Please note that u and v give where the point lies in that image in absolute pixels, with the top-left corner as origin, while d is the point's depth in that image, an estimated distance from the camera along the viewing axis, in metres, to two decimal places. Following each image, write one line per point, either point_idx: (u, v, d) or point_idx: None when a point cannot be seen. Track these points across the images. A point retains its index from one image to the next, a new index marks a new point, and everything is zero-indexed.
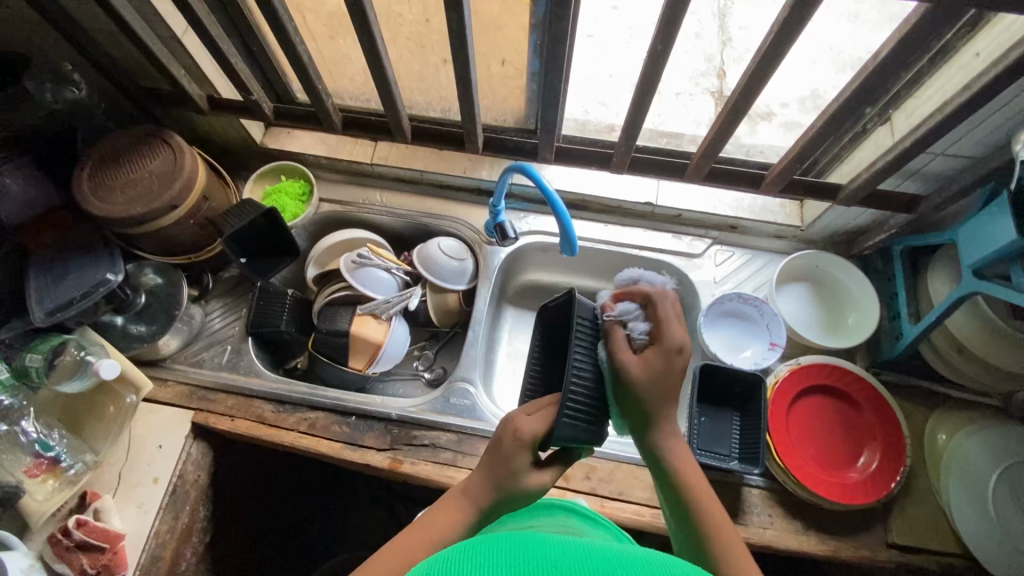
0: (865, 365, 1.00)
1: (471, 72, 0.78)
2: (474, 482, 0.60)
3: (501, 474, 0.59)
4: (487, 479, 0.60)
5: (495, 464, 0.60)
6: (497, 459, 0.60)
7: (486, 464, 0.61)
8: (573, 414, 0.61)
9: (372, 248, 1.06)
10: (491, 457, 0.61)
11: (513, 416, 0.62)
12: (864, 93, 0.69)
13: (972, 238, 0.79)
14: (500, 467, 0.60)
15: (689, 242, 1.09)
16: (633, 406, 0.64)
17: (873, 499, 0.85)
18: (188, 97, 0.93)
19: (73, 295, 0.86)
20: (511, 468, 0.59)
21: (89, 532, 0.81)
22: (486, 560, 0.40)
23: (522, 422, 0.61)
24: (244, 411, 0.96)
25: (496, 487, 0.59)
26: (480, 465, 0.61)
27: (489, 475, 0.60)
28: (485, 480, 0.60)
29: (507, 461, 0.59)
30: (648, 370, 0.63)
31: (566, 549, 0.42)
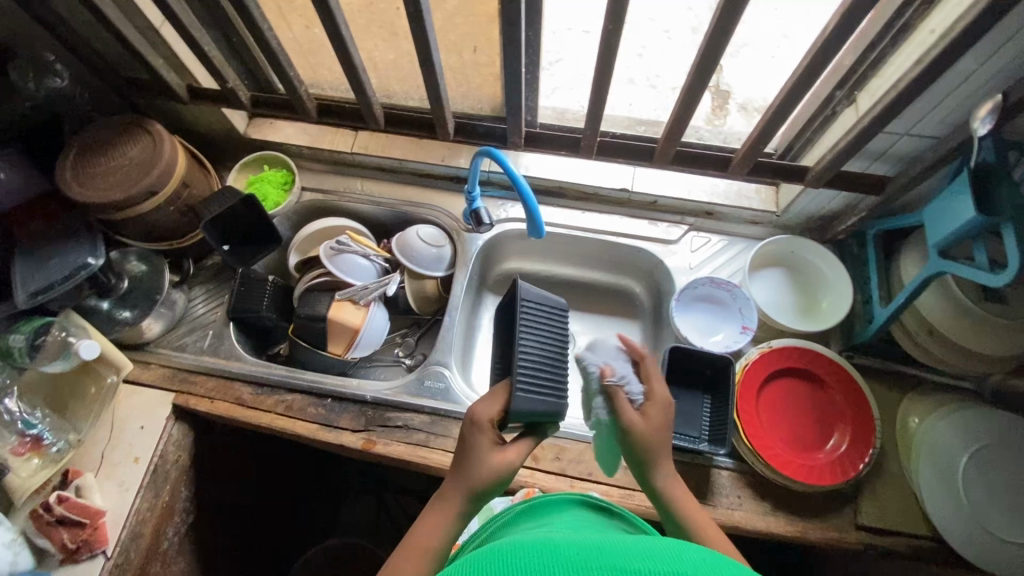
0: (839, 348, 1.00)
1: (434, 58, 0.80)
2: (450, 486, 0.60)
3: (471, 469, 0.60)
4: (462, 478, 0.60)
5: (464, 461, 0.60)
6: (465, 456, 0.61)
7: (457, 467, 0.61)
8: (527, 387, 0.64)
9: (352, 235, 1.08)
10: (458, 456, 0.61)
11: (469, 412, 0.63)
12: (817, 69, 0.70)
13: (937, 218, 0.79)
14: (469, 462, 0.60)
15: (665, 228, 1.10)
16: (630, 452, 0.66)
17: (840, 480, 0.85)
18: (167, 86, 0.96)
19: (54, 278, 0.89)
20: (476, 451, 0.60)
21: (70, 507, 0.84)
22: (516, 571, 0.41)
23: (479, 411, 0.62)
24: (223, 393, 0.98)
25: (471, 482, 0.59)
26: (452, 470, 0.61)
27: (461, 474, 0.60)
28: (460, 480, 0.60)
29: (472, 448, 0.60)
30: (649, 426, 0.66)
31: (576, 548, 0.43)
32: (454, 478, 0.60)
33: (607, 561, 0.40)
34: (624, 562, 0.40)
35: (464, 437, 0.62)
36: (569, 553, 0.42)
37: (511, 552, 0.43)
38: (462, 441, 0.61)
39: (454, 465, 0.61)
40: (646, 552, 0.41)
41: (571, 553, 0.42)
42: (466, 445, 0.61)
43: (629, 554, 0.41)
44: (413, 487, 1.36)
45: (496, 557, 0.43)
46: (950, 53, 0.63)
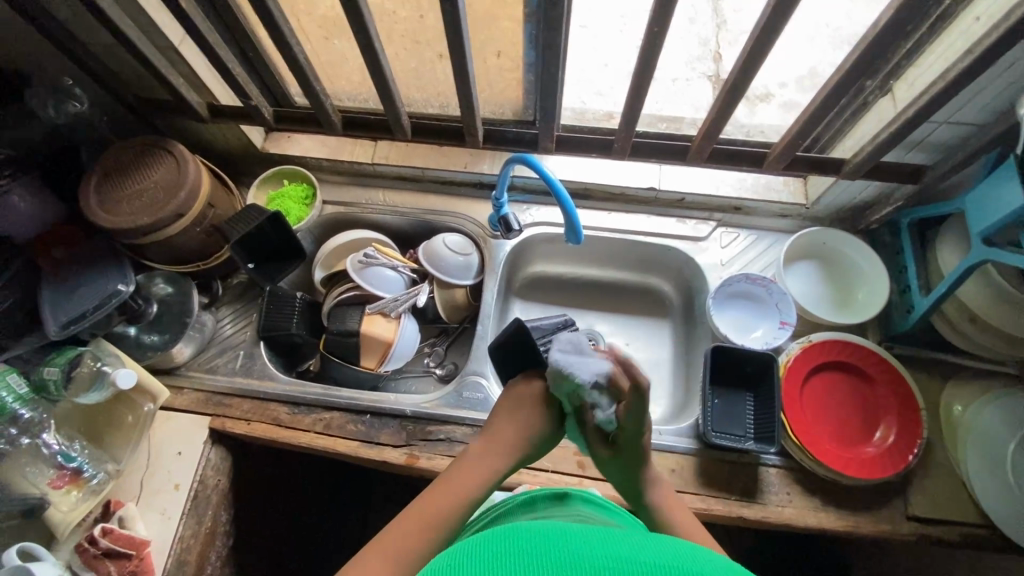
0: (877, 339, 0.99)
1: (468, 65, 0.78)
2: (499, 433, 0.68)
3: (521, 422, 0.69)
4: (515, 430, 0.68)
5: (518, 417, 0.69)
6: (519, 409, 0.70)
7: (508, 417, 0.69)
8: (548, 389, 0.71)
9: (378, 247, 1.07)
10: (510, 409, 0.70)
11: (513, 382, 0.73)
12: (866, 61, 0.69)
13: (979, 205, 0.79)
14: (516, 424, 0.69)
15: (694, 225, 1.09)
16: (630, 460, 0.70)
17: (891, 473, 0.85)
18: (188, 105, 0.94)
19: (86, 308, 0.87)
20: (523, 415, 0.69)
21: (115, 539, 0.82)
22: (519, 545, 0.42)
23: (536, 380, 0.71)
24: (260, 414, 0.96)
25: (520, 437, 0.68)
26: (500, 417, 0.70)
27: (514, 426, 0.69)
28: (510, 431, 0.68)
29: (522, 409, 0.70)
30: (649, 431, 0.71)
31: (581, 540, 0.43)
32: (505, 428, 0.68)
33: (616, 551, 0.40)
34: (634, 554, 0.40)
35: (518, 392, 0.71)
36: (576, 543, 0.42)
37: (516, 538, 0.43)
38: (515, 405, 0.70)
39: (505, 415, 0.70)
40: (647, 547, 0.41)
41: (578, 541, 0.42)
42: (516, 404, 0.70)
43: (635, 547, 0.41)
44: None
45: (498, 544, 0.43)
46: (1004, 42, 0.62)
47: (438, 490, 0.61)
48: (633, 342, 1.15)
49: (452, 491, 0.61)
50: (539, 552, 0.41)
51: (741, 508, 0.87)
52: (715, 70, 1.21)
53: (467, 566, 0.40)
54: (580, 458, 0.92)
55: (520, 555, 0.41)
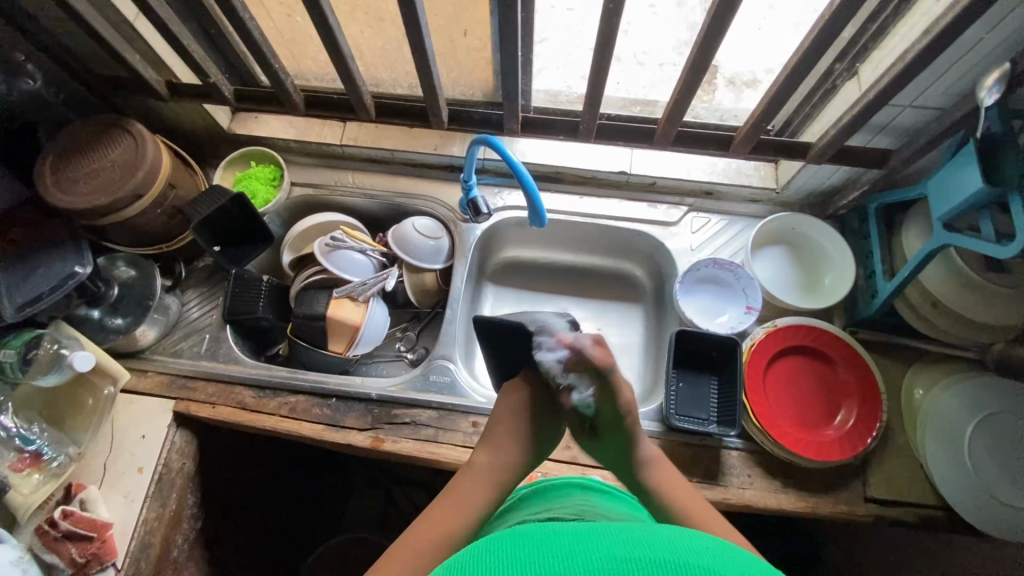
0: (842, 324, 1.00)
1: (426, 43, 0.77)
2: (503, 445, 0.70)
3: (523, 432, 0.71)
4: (519, 437, 0.71)
5: (521, 423, 0.72)
6: (517, 420, 0.72)
7: (512, 424, 0.72)
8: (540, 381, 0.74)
9: (347, 231, 1.05)
10: (511, 421, 0.72)
11: (506, 389, 0.76)
12: (823, 44, 0.69)
13: (941, 190, 0.78)
14: (521, 428, 0.71)
15: (665, 210, 1.09)
16: (618, 434, 0.72)
17: (849, 456, 0.86)
18: (147, 83, 0.92)
19: (42, 289, 0.85)
20: (528, 417, 0.72)
21: (76, 522, 0.82)
22: (514, 553, 0.43)
23: (516, 388, 0.75)
24: (225, 398, 0.96)
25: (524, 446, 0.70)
26: (504, 424, 0.72)
27: (517, 437, 0.71)
28: (514, 442, 0.70)
29: (523, 410, 0.73)
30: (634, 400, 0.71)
31: (573, 539, 0.44)
32: (509, 437, 0.70)
33: (610, 551, 0.41)
34: (627, 552, 0.41)
35: (518, 398, 0.74)
36: (569, 543, 0.43)
37: (513, 546, 0.44)
38: (519, 407, 0.73)
39: (505, 425, 0.72)
40: (637, 540, 0.43)
41: (572, 542, 0.43)
42: (519, 406, 0.73)
43: (630, 543, 0.43)
44: (420, 479, 1.34)
45: (496, 553, 0.43)
46: (960, 22, 0.62)
47: (446, 504, 0.62)
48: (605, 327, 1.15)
49: (462, 504, 0.62)
50: (535, 559, 0.41)
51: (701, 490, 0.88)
52: None
53: None
54: None
55: (516, 563, 0.41)
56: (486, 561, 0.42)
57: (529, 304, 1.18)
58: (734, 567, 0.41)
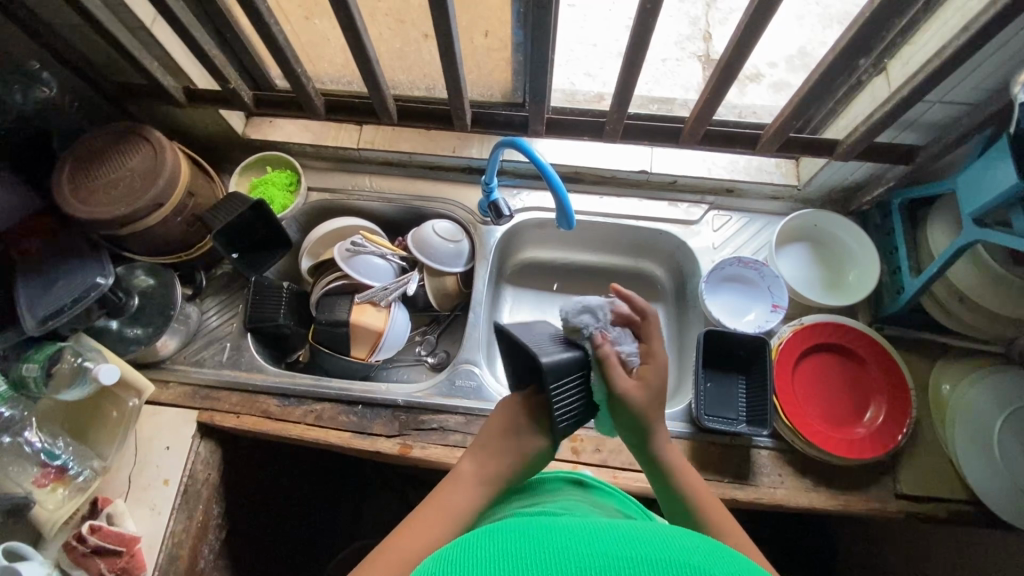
0: (867, 321, 1.00)
1: (454, 44, 0.76)
2: (490, 454, 0.66)
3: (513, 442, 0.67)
4: (506, 454, 0.66)
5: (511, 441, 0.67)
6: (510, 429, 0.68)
7: (500, 441, 0.67)
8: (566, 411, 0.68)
9: (366, 235, 1.04)
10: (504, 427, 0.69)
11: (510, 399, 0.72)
12: (859, 44, 0.68)
13: (972, 186, 0.78)
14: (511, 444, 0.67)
15: (686, 209, 1.08)
16: (631, 418, 0.70)
17: (881, 453, 0.86)
18: (164, 90, 0.90)
19: (64, 302, 0.84)
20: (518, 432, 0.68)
21: (104, 536, 0.81)
22: (506, 547, 0.42)
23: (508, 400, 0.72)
24: (249, 407, 0.95)
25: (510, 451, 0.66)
26: (491, 438, 0.68)
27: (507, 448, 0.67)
28: (501, 451, 0.67)
29: (515, 428, 0.68)
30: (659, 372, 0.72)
31: (566, 535, 0.43)
32: (495, 453, 0.66)
33: (602, 549, 0.41)
34: (619, 551, 0.40)
35: (511, 408, 0.70)
36: (561, 539, 0.43)
37: (504, 541, 0.43)
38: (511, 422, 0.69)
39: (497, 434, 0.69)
40: (630, 539, 0.42)
41: (564, 539, 0.43)
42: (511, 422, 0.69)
43: (621, 541, 0.42)
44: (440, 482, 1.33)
45: (489, 545, 0.43)
46: (1003, 17, 0.61)
47: (427, 512, 0.61)
48: None
49: (444, 511, 0.61)
50: (526, 554, 0.41)
51: (733, 490, 0.87)
52: (703, 50, 1.18)
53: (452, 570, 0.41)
54: (574, 444, 0.92)
55: (506, 560, 0.41)
56: (478, 550, 0.43)
57: (549, 305, 1.17)
58: (722, 568, 0.40)
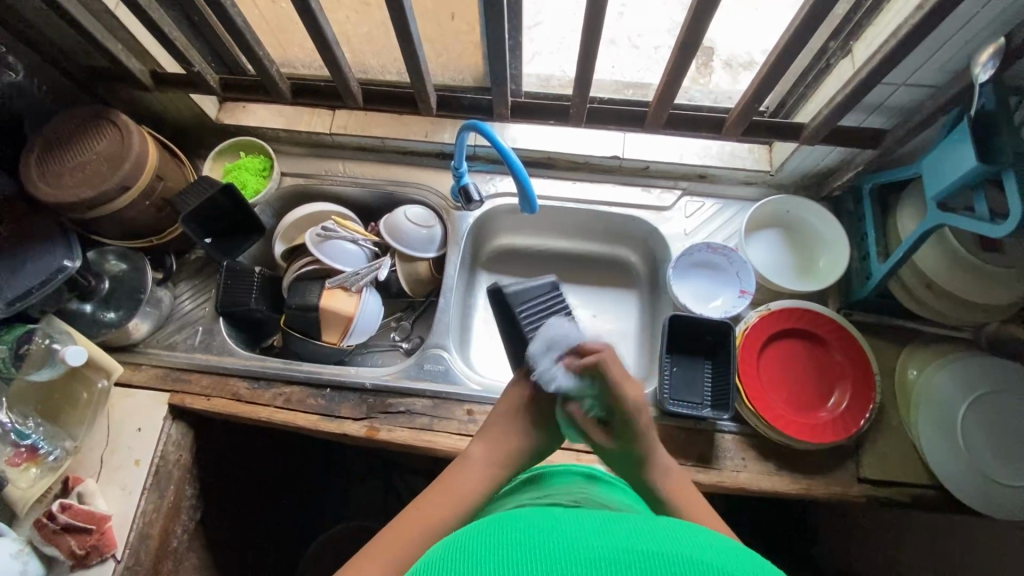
0: (837, 307, 1.00)
1: (410, 25, 0.75)
2: (497, 436, 0.71)
3: (524, 429, 0.72)
4: (512, 436, 0.71)
5: (514, 423, 0.72)
6: (524, 417, 0.72)
7: (509, 424, 0.72)
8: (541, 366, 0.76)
9: (338, 221, 1.05)
10: (508, 416, 0.73)
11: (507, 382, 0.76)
12: (813, 22, 0.68)
13: (935, 169, 0.78)
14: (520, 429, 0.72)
15: (658, 195, 1.08)
16: (630, 439, 0.70)
17: (842, 437, 0.86)
18: (130, 73, 0.91)
19: (31, 284, 0.85)
20: (525, 422, 0.72)
21: (74, 515, 0.83)
22: (514, 535, 0.43)
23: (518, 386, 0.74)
24: (220, 389, 0.96)
25: (521, 441, 0.71)
26: (499, 423, 0.72)
27: (514, 433, 0.71)
28: (509, 438, 0.71)
29: (522, 416, 0.72)
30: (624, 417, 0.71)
31: (574, 527, 0.43)
32: (502, 434, 0.71)
33: (612, 542, 0.41)
34: (628, 544, 0.41)
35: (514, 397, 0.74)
36: (572, 530, 0.43)
37: (518, 529, 0.44)
38: (517, 408, 0.73)
39: (505, 420, 0.72)
40: (644, 534, 0.42)
41: (574, 531, 0.43)
42: (515, 408, 0.73)
43: (630, 535, 0.42)
44: (418, 467, 1.35)
45: (498, 533, 0.44)
46: None
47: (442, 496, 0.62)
48: (600, 313, 1.15)
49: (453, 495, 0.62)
50: (534, 541, 0.41)
51: (696, 473, 0.88)
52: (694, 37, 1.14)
53: (462, 558, 0.41)
54: None
55: (516, 546, 0.41)
56: (491, 537, 0.43)
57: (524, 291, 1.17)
58: (735, 564, 0.40)
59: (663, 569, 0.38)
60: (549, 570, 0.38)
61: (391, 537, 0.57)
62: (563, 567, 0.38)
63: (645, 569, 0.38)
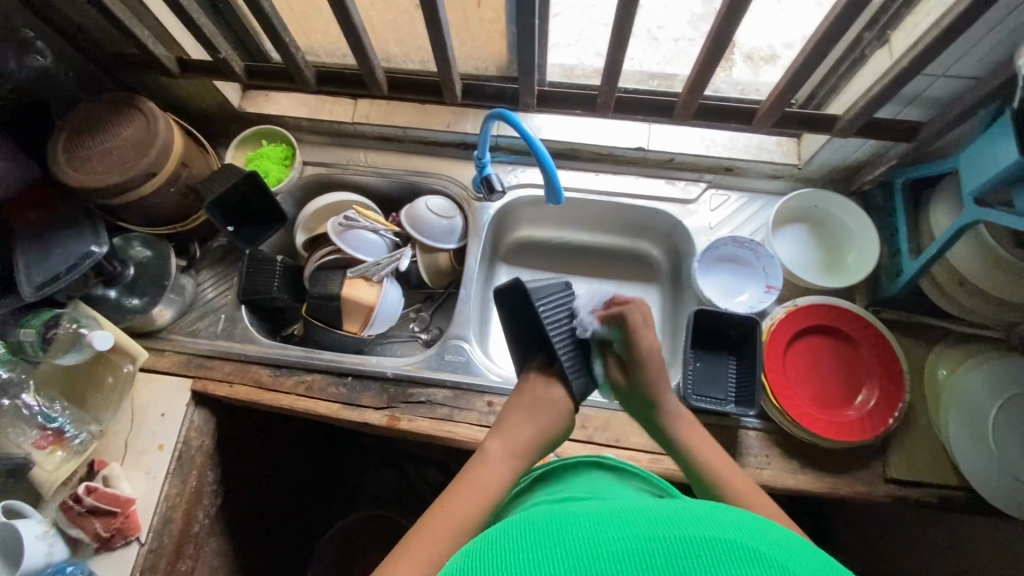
0: (864, 304, 0.98)
1: (440, 11, 0.74)
2: (518, 428, 0.69)
3: (541, 417, 0.70)
4: (532, 426, 0.70)
5: (537, 415, 0.71)
6: (540, 408, 0.71)
7: (530, 414, 0.71)
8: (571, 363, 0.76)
9: (360, 210, 1.04)
10: (525, 409, 0.71)
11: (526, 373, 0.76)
12: (853, 10, 0.66)
13: (972, 164, 0.76)
14: (542, 417, 0.71)
15: (683, 187, 1.06)
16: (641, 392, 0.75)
17: (870, 436, 0.85)
18: (156, 59, 0.91)
19: (59, 269, 0.86)
20: (547, 413, 0.71)
21: (100, 497, 0.83)
22: (532, 535, 0.42)
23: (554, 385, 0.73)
24: (242, 376, 0.96)
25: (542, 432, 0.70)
26: (518, 416, 0.71)
27: (531, 422, 0.70)
28: (527, 427, 0.69)
29: (544, 404, 0.71)
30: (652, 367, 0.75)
31: (595, 520, 0.43)
32: (523, 423, 0.70)
33: (633, 531, 0.40)
34: (648, 531, 0.40)
35: (535, 388, 0.73)
36: (591, 524, 0.42)
37: (536, 531, 0.43)
38: (538, 398, 0.72)
39: (524, 412, 0.71)
40: (665, 519, 0.42)
41: (594, 525, 0.42)
42: (536, 398, 0.72)
43: (651, 522, 0.41)
44: (433, 458, 1.35)
45: (516, 535, 0.43)
46: None
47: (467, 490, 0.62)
48: None
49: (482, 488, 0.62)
50: (554, 540, 0.41)
51: None
52: None
53: (483, 562, 0.41)
54: None
55: (538, 546, 0.41)
56: (511, 538, 0.43)
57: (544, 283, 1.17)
58: (760, 541, 0.40)
59: (685, 554, 0.38)
60: (572, 568, 0.37)
61: (415, 541, 0.57)
62: (586, 564, 0.38)
63: (668, 557, 0.38)
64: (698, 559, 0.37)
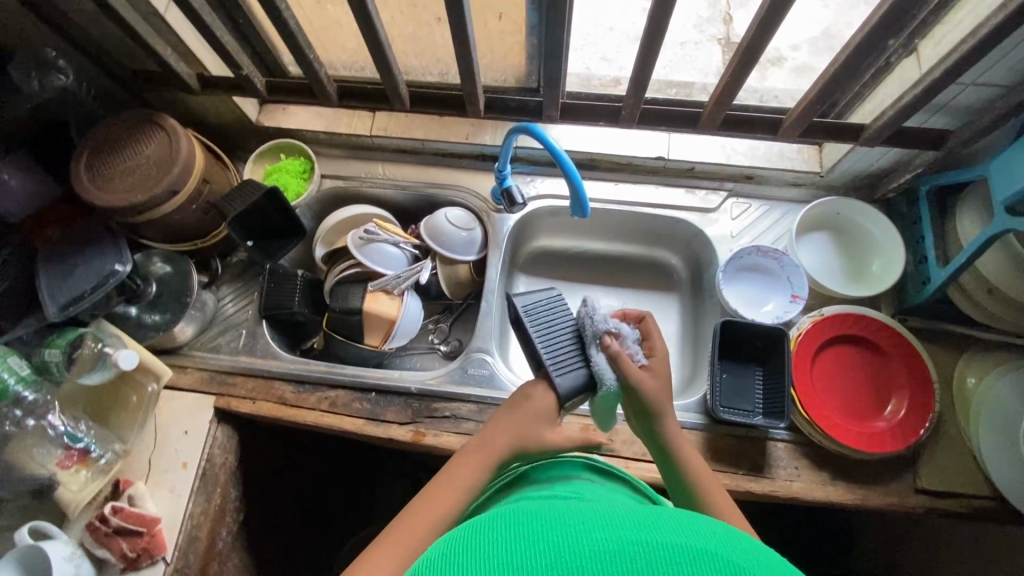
0: (890, 312, 0.97)
1: (468, 26, 0.74)
2: (502, 431, 0.65)
3: (527, 425, 0.65)
4: (518, 430, 0.65)
5: (525, 419, 0.65)
6: (527, 415, 0.65)
7: (517, 419, 0.65)
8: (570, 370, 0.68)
9: (380, 223, 1.04)
10: (514, 412, 0.66)
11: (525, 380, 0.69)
12: (888, 23, 0.65)
13: (1004, 171, 0.75)
14: (531, 422, 0.65)
15: (703, 196, 1.06)
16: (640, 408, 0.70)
17: (901, 447, 0.84)
18: (177, 76, 0.90)
19: (84, 288, 0.86)
20: (535, 418, 0.65)
21: (126, 517, 0.83)
22: (514, 530, 0.42)
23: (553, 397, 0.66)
24: (265, 393, 0.96)
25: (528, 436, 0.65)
26: (506, 421, 0.65)
27: (520, 425, 0.65)
28: (512, 430, 0.65)
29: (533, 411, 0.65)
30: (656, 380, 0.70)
31: (579, 520, 0.42)
32: (509, 426, 0.65)
33: (615, 534, 0.40)
34: (631, 534, 0.39)
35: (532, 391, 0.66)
36: (575, 523, 0.42)
37: (518, 524, 0.42)
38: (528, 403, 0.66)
39: (511, 417, 0.66)
40: (649, 525, 0.41)
41: (579, 525, 0.41)
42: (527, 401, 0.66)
43: (635, 526, 0.41)
44: None
45: (499, 529, 0.43)
46: None
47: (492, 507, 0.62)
48: None
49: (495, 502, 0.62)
50: (535, 537, 0.40)
51: (749, 482, 0.86)
52: (724, 33, 1.15)
53: (464, 554, 0.40)
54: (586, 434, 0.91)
55: (519, 541, 0.40)
56: (491, 532, 0.42)
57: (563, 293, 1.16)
58: (742, 553, 0.39)
59: (667, 561, 0.37)
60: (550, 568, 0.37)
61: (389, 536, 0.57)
62: (567, 566, 0.37)
63: (648, 561, 0.37)
64: (678, 566, 0.37)
